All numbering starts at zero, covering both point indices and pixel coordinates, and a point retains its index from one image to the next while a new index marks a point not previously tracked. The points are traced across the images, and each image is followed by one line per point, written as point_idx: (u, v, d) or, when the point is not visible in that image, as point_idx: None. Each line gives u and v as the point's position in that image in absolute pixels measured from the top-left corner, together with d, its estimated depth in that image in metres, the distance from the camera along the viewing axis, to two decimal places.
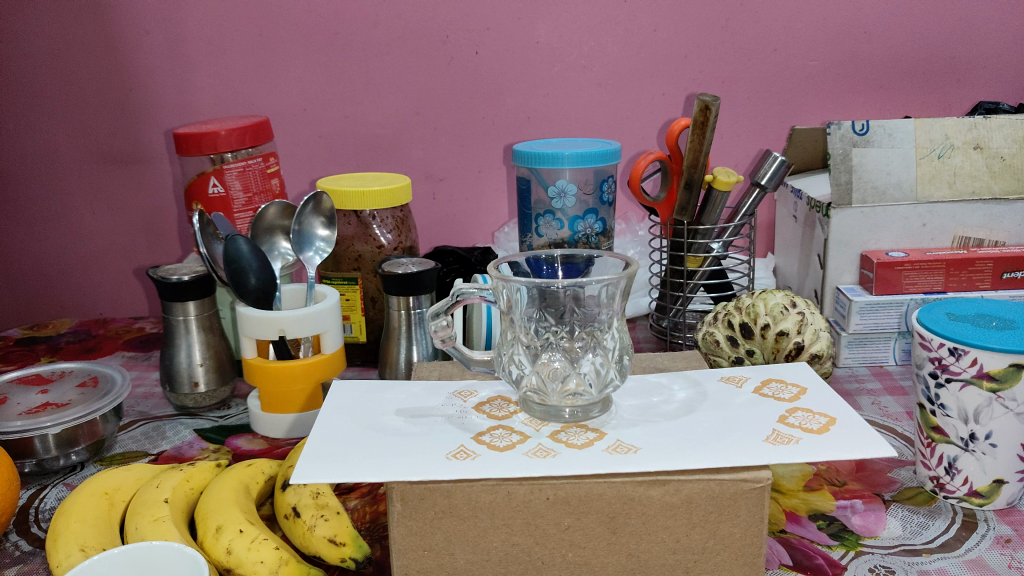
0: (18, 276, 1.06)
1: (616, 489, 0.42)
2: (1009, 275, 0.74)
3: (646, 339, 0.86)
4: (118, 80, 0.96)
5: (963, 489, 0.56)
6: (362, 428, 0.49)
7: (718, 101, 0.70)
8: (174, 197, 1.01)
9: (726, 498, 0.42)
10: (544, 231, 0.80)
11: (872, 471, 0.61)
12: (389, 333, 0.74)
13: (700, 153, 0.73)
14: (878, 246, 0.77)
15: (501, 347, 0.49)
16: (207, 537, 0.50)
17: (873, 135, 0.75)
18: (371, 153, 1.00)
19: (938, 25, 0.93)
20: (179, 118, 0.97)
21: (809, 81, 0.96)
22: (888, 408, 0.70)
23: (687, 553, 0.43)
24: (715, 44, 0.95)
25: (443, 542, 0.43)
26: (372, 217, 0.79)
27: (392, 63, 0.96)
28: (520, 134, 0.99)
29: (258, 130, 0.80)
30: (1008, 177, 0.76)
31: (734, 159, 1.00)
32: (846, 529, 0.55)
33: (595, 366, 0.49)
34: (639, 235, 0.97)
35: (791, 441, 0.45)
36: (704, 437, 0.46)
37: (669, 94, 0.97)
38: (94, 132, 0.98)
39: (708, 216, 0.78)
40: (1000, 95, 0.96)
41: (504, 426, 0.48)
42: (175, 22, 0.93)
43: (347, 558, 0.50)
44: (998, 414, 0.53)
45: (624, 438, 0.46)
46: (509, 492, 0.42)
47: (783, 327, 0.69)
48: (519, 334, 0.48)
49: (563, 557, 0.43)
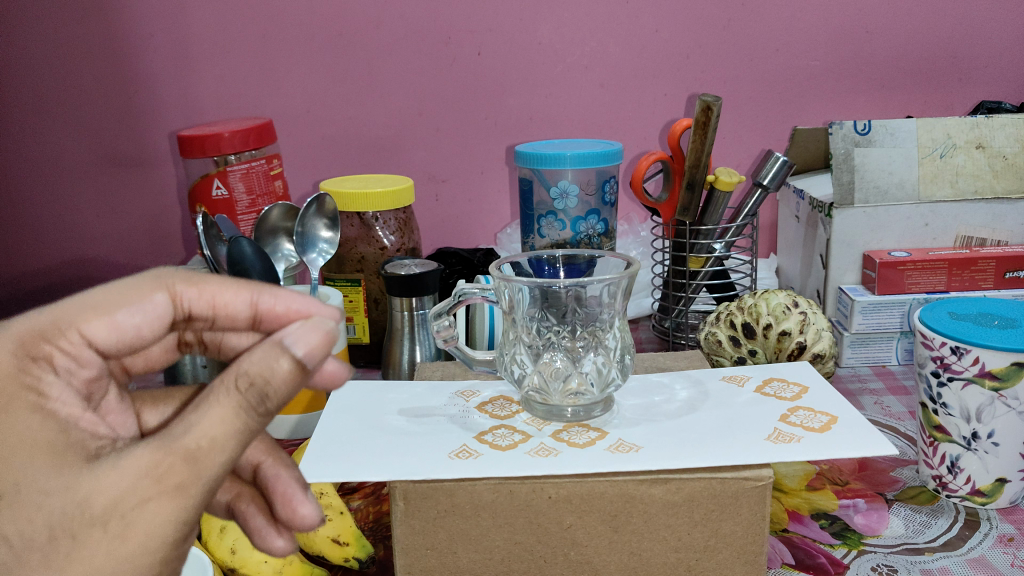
0: (22, 279, 1.06)
1: (618, 487, 0.42)
2: (1012, 274, 0.74)
3: (649, 340, 0.86)
4: (121, 83, 0.96)
5: (965, 488, 0.56)
6: (365, 428, 0.49)
7: (720, 100, 0.70)
8: (178, 198, 1.02)
9: (727, 497, 0.42)
10: (547, 232, 0.80)
11: (875, 470, 0.61)
12: (392, 335, 0.75)
13: (701, 153, 0.74)
14: (880, 245, 0.77)
15: (503, 347, 0.49)
16: (211, 537, 0.50)
17: (875, 135, 0.75)
18: (374, 155, 1.00)
19: (940, 25, 0.93)
20: (182, 121, 0.98)
21: (811, 81, 0.96)
22: (891, 408, 0.70)
23: (689, 551, 0.43)
24: (717, 44, 0.95)
25: (445, 541, 0.43)
26: (375, 219, 0.79)
27: (395, 65, 0.96)
28: (522, 135, 1.00)
29: (262, 132, 0.80)
30: (1010, 176, 0.75)
31: (735, 159, 1.00)
32: (848, 528, 0.55)
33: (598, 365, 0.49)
34: (641, 236, 0.97)
35: (793, 439, 0.45)
36: (707, 436, 0.46)
37: (672, 94, 0.98)
38: (97, 133, 0.99)
39: (710, 216, 0.79)
40: (1002, 95, 0.96)
41: (506, 426, 0.49)
42: (177, 24, 0.94)
43: (351, 557, 0.50)
44: (1000, 413, 0.53)
45: (626, 437, 0.46)
46: (511, 491, 0.42)
47: (786, 327, 0.69)
48: (520, 334, 0.49)
49: (565, 556, 0.44)
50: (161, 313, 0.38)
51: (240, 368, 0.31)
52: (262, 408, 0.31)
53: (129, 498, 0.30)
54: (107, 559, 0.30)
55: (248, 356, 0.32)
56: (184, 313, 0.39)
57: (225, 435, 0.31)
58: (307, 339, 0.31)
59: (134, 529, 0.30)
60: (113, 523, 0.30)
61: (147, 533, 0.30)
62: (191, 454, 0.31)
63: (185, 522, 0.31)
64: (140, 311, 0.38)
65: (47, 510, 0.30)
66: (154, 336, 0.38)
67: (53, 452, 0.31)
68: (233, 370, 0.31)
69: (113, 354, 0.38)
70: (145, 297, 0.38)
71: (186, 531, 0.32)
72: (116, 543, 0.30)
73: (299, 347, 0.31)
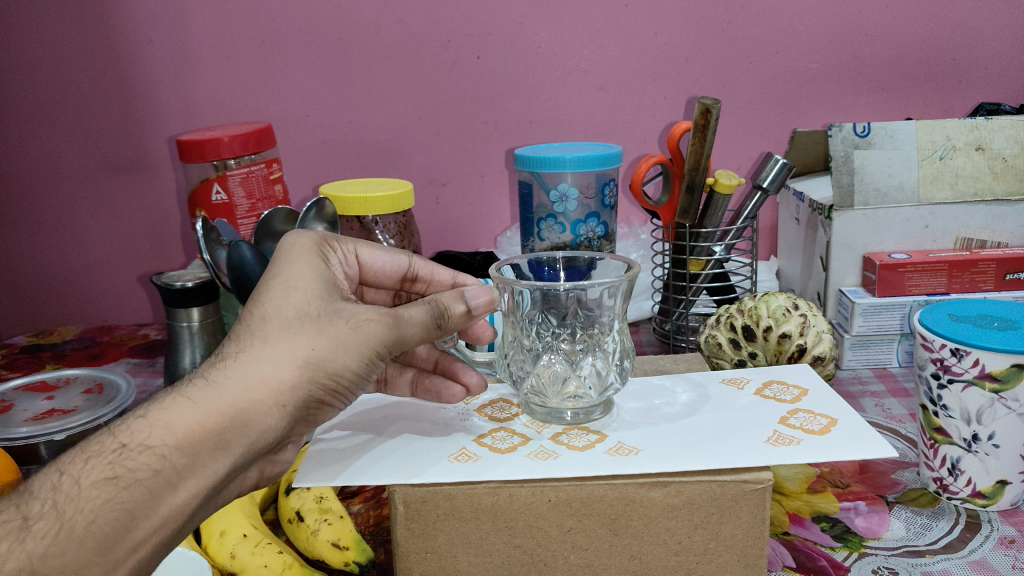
0: (23, 284, 1.06)
1: (618, 490, 0.42)
2: (1013, 276, 0.74)
3: (649, 342, 0.87)
4: (121, 88, 0.96)
5: (966, 490, 0.56)
6: (366, 431, 0.50)
7: (719, 104, 0.70)
8: (178, 203, 1.02)
9: (727, 500, 0.42)
10: (546, 236, 0.80)
11: (875, 472, 0.61)
12: None
13: (701, 157, 0.74)
14: (881, 248, 0.77)
15: (504, 338, 0.50)
16: (212, 541, 0.51)
17: (875, 137, 0.75)
18: (374, 159, 1.00)
19: (940, 27, 0.93)
20: (182, 126, 0.98)
21: (810, 83, 0.96)
22: (891, 410, 0.70)
23: (689, 555, 0.43)
24: (716, 47, 0.95)
25: (444, 545, 0.43)
26: (375, 223, 0.80)
27: (394, 69, 0.96)
28: (521, 138, 1.00)
29: (261, 137, 0.80)
30: (1010, 178, 0.75)
31: (735, 162, 1.01)
32: (849, 531, 0.55)
33: (599, 361, 0.49)
34: (641, 239, 0.97)
35: (793, 441, 0.45)
36: (706, 438, 0.46)
37: (671, 97, 0.98)
38: (97, 138, 0.99)
39: (710, 219, 0.79)
40: (1002, 97, 0.96)
41: (506, 428, 0.49)
42: (177, 28, 0.94)
43: (351, 561, 0.50)
44: (1001, 415, 0.53)
45: (625, 440, 0.46)
46: (511, 495, 0.42)
47: (785, 330, 0.69)
48: (521, 329, 0.49)
49: (566, 559, 0.43)
50: (398, 266, 0.56)
51: (433, 297, 0.46)
52: (443, 322, 0.46)
53: (367, 312, 0.43)
54: (343, 340, 0.41)
55: (441, 295, 0.46)
56: (411, 274, 0.57)
57: (418, 320, 0.44)
58: (479, 297, 0.47)
59: (360, 332, 0.42)
60: (351, 322, 0.42)
61: (366, 338, 0.42)
62: (401, 316, 0.43)
63: (378, 352, 0.43)
64: (389, 257, 0.55)
65: (325, 301, 0.42)
66: (389, 277, 0.56)
67: (327, 282, 0.44)
68: (431, 295, 0.46)
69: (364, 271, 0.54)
70: (396, 252, 0.55)
71: (376, 359, 0.44)
72: (350, 332, 0.42)
73: (476, 299, 0.47)
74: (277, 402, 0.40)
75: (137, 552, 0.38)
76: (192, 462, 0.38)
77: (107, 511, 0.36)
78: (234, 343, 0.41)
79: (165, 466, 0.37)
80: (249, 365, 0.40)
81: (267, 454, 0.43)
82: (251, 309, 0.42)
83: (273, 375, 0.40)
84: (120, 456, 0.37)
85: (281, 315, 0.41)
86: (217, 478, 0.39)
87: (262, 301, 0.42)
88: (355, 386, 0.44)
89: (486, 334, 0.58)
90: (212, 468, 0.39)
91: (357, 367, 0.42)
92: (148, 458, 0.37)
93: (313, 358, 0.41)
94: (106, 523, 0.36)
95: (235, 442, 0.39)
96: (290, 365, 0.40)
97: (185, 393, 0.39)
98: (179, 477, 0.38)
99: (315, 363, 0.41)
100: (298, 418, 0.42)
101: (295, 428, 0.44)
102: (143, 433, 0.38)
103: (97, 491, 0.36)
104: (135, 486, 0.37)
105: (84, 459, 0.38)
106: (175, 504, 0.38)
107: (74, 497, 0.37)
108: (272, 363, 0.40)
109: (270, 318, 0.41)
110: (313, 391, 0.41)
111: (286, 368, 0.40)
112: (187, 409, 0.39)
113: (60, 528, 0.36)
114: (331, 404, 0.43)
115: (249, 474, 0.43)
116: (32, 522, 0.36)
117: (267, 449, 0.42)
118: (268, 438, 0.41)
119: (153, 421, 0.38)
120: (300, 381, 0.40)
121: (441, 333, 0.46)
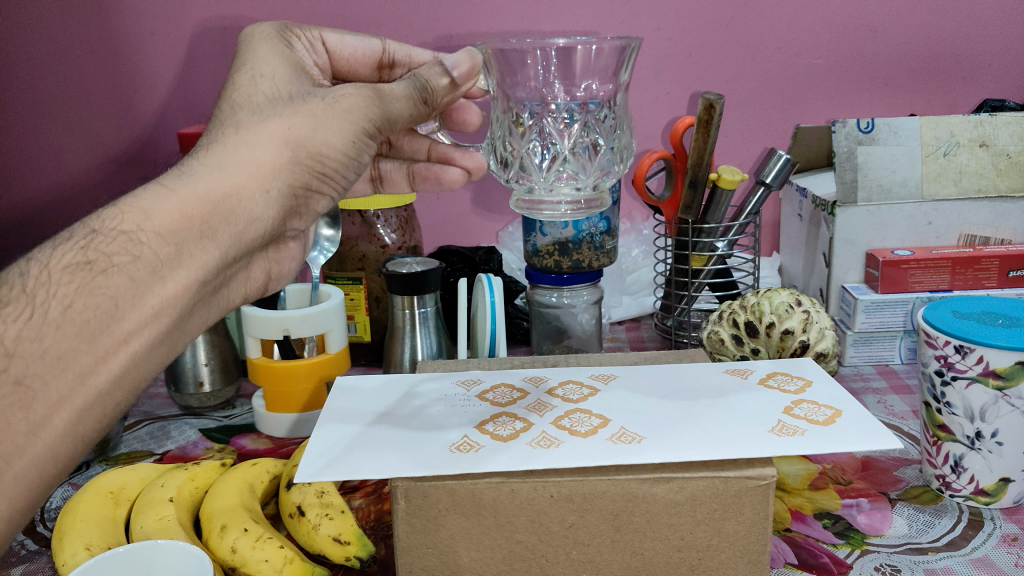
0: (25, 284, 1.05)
1: (620, 486, 0.42)
2: (1015, 274, 0.74)
3: (650, 339, 0.87)
4: (121, 81, 0.96)
5: (969, 488, 0.55)
6: (370, 411, 0.51)
7: (722, 99, 0.69)
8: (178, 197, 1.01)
9: (730, 496, 0.42)
10: (549, 231, 0.76)
11: (878, 470, 0.61)
12: (394, 333, 0.76)
13: (704, 153, 0.73)
14: (884, 245, 0.77)
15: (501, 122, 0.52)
16: (212, 536, 0.50)
17: (879, 132, 0.74)
18: None
19: (944, 23, 0.93)
20: (183, 119, 0.98)
21: (813, 79, 0.96)
22: (894, 407, 0.70)
23: (691, 551, 0.43)
24: (720, 43, 0.95)
25: (446, 540, 0.43)
26: (376, 217, 0.81)
27: None
28: None
29: None
30: (1014, 174, 0.75)
31: (738, 158, 1.00)
32: (851, 528, 0.54)
33: (589, 134, 0.53)
34: (644, 234, 0.97)
35: (797, 432, 0.45)
36: (706, 423, 0.46)
37: (674, 93, 0.97)
38: (97, 131, 0.98)
39: (713, 215, 0.78)
40: (1007, 94, 0.95)
41: (508, 413, 0.49)
42: (178, 21, 0.94)
43: (352, 557, 0.50)
44: (1004, 412, 0.52)
45: (629, 427, 0.46)
46: (513, 490, 0.42)
47: (789, 326, 0.69)
48: (518, 113, 0.51)
49: (567, 555, 0.43)
50: (372, 51, 0.55)
51: (411, 75, 0.47)
52: (425, 96, 0.47)
53: (344, 88, 0.44)
54: (322, 116, 0.43)
55: (418, 73, 0.48)
56: (388, 59, 0.56)
57: (398, 94, 0.45)
58: (461, 63, 0.48)
59: (339, 107, 0.43)
60: (330, 100, 0.43)
61: (347, 111, 0.43)
62: (380, 91, 0.45)
63: (365, 129, 0.44)
64: (361, 41, 0.54)
65: (292, 87, 0.44)
66: (365, 63, 0.55)
67: (293, 67, 0.45)
68: (410, 73, 0.48)
69: (337, 61, 0.54)
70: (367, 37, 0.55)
71: (365, 138, 0.45)
72: (329, 108, 0.43)
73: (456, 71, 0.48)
74: (264, 184, 0.42)
75: (127, 347, 0.38)
76: (179, 252, 0.39)
77: (85, 296, 0.37)
78: (210, 135, 0.42)
79: (145, 252, 0.38)
80: (225, 151, 0.41)
81: (263, 246, 0.45)
82: (222, 102, 0.43)
83: (256, 156, 0.41)
84: (94, 241, 0.38)
85: (253, 103, 0.42)
86: (209, 268, 0.41)
87: (231, 92, 0.43)
88: (344, 170, 0.45)
89: (473, 121, 0.61)
90: (203, 258, 0.40)
91: (344, 146, 0.44)
92: (125, 242, 0.38)
93: (294, 136, 0.42)
94: (85, 307, 0.37)
95: (221, 230, 0.41)
96: (272, 147, 0.41)
97: (162, 182, 0.40)
98: (164, 265, 0.39)
99: (297, 141, 0.42)
100: (289, 205, 0.44)
101: (289, 221, 0.46)
102: (117, 220, 0.39)
103: (70, 276, 0.37)
104: (113, 271, 0.37)
105: (54, 246, 0.39)
106: (166, 295, 0.39)
107: (46, 282, 0.37)
108: (250, 147, 0.41)
109: (241, 106, 0.42)
110: (301, 171, 0.43)
111: (269, 149, 0.41)
112: (165, 194, 0.40)
113: (33, 313, 0.36)
114: (321, 191, 0.46)
115: (257, 272, 0.49)
116: (2, 305, 0.36)
117: (261, 237, 0.44)
118: (257, 225, 0.43)
119: (127, 209, 0.39)
120: (287, 161, 0.42)
121: (427, 112, 0.49)
